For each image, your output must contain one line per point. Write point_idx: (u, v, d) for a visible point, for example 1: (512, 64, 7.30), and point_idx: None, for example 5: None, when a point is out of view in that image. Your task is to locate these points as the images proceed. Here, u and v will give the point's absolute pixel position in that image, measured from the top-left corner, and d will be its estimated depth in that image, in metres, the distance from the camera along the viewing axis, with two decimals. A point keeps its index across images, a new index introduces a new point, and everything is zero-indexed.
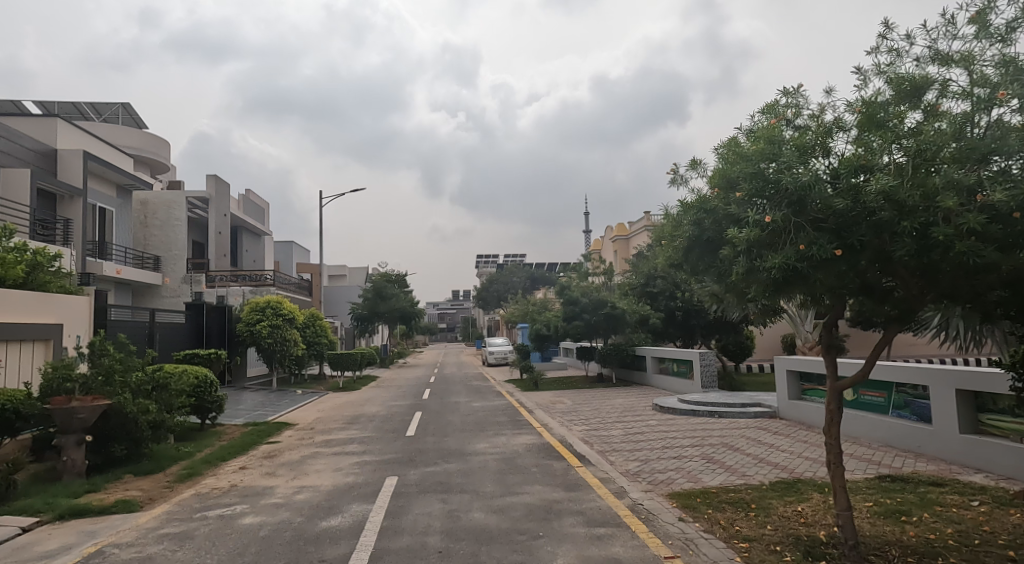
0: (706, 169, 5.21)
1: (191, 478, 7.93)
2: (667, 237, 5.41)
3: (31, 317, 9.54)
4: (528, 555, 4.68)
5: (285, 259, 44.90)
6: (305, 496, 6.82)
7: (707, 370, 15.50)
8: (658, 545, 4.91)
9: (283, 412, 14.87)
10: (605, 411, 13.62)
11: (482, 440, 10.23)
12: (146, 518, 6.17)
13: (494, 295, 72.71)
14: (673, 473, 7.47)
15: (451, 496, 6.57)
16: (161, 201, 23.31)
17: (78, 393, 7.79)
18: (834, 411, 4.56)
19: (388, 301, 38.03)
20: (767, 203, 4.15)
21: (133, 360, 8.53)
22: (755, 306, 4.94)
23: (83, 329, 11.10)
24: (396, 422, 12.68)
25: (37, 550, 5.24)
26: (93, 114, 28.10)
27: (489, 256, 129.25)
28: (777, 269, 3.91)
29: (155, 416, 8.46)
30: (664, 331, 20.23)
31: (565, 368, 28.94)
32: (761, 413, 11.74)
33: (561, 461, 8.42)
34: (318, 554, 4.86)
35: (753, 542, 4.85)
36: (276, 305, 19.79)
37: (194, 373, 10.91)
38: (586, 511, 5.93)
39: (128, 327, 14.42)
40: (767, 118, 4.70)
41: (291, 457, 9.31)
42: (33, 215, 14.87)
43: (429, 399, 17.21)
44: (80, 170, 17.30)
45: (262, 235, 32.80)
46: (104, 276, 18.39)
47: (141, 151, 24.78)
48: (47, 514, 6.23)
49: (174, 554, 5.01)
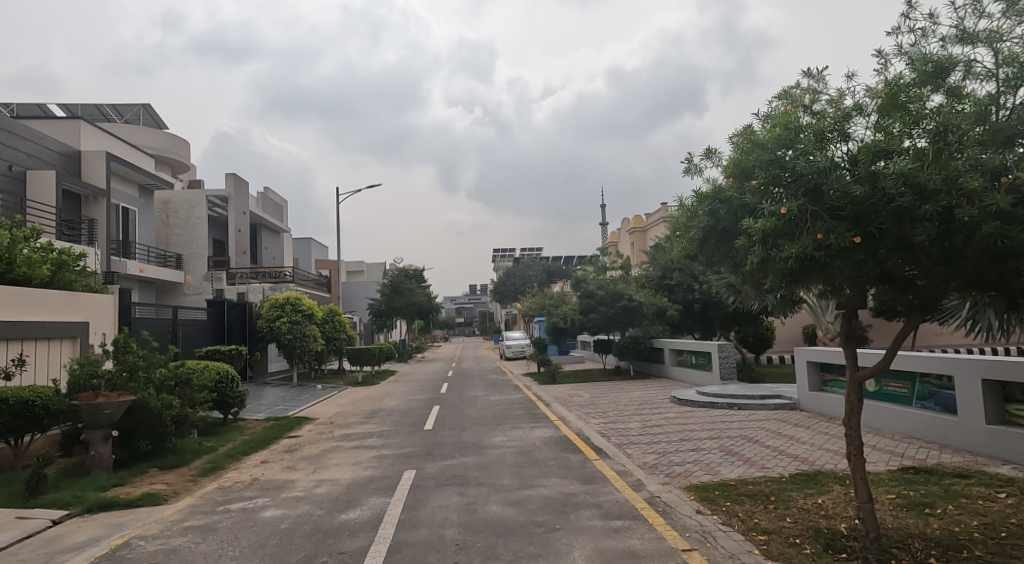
0: (720, 158, 5.15)
1: (214, 472, 8.10)
2: (682, 228, 5.34)
3: (56, 314, 9.75)
4: (545, 548, 4.68)
5: (305, 256, 45.52)
6: (325, 489, 6.91)
7: (726, 362, 15.30)
8: (675, 537, 4.88)
9: (305, 407, 15.07)
10: (624, 404, 13.59)
11: (499, 433, 10.26)
12: (171, 511, 6.30)
13: (511, 289, 73.28)
14: (691, 466, 7.42)
15: (469, 489, 6.61)
16: (182, 200, 23.61)
17: (103, 389, 8.01)
18: (852, 402, 4.47)
19: (405, 297, 38.34)
20: (785, 191, 4.13)
21: (156, 357, 8.73)
22: (773, 297, 4.87)
23: (108, 326, 11.36)
24: (413, 416, 12.79)
25: (66, 542, 5.37)
26: (114, 115, 28.69)
27: (507, 251, 129.27)
28: (793, 258, 3.83)
29: (178, 411, 8.62)
30: (682, 323, 20.16)
31: (582, 361, 29.25)
32: (781, 405, 11.59)
33: (578, 454, 8.40)
34: (337, 547, 4.90)
35: (772, 535, 4.79)
36: (294, 301, 20.12)
37: (215, 367, 11.10)
38: (602, 503, 5.92)
39: (151, 324, 14.72)
40: (784, 103, 4.61)
41: (311, 450, 9.44)
42: (60, 216, 15.41)
43: (447, 393, 17.29)
44: (103, 171, 17.60)
45: (280, 231, 33.23)
46: (127, 275, 18.78)
47: (162, 151, 25.23)
48: (77, 507, 6.40)
49: (198, 546, 5.10)
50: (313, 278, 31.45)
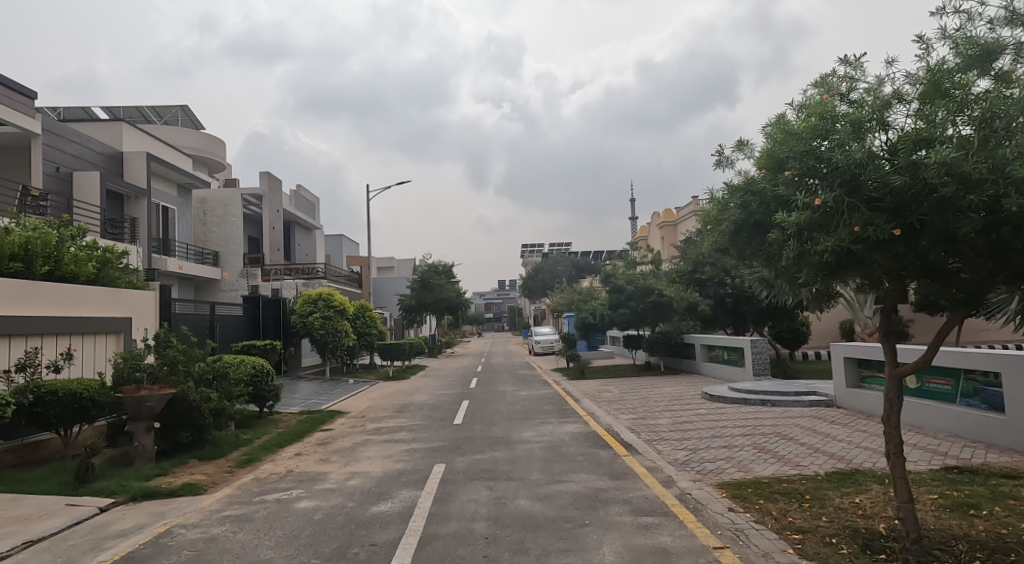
0: (752, 149, 5.04)
1: (251, 463, 8.31)
2: (713, 221, 5.25)
3: (100, 310, 10.11)
4: (574, 543, 4.67)
5: (336, 252, 46.28)
6: (356, 482, 7.03)
7: (759, 358, 15.06)
8: (707, 535, 4.82)
9: (337, 401, 15.34)
10: (654, 400, 13.48)
11: (528, 428, 10.28)
12: (210, 500, 6.49)
13: (540, 284, 73.30)
14: (722, 462, 7.31)
15: (498, 484, 6.64)
16: (218, 199, 24.20)
17: (146, 382, 8.29)
18: (892, 400, 4.34)
19: (435, 293, 38.67)
20: (819, 182, 4.03)
21: (195, 350, 8.94)
22: (808, 291, 4.75)
23: (150, 321, 11.73)
24: (443, 410, 12.91)
25: (112, 529, 5.58)
26: (154, 117, 29.56)
27: (536, 246, 129.24)
28: (828, 252, 3.73)
29: (217, 404, 8.87)
30: (714, 318, 19.85)
31: (612, 356, 29.10)
32: (816, 402, 11.34)
33: (607, 449, 8.36)
34: (369, 538, 4.99)
35: (807, 533, 4.70)
36: (327, 297, 20.48)
37: (251, 362, 11.37)
38: (632, 500, 5.88)
39: (190, 320, 15.16)
40: (819, 92, 4.48)
41: (343, 444, 9.61)
42: (104, 215, 15.98)
43: (476, 388, 17.40)
44: (143, 171, 18.17)
45: (313, 228, 33.82)
46: (167, 272, 19.34)
47: (198, 151, 25.88)
48: (122, 495, 6.64)
49: (236, 535, 5.25)
50: (345, 275, 31.94)
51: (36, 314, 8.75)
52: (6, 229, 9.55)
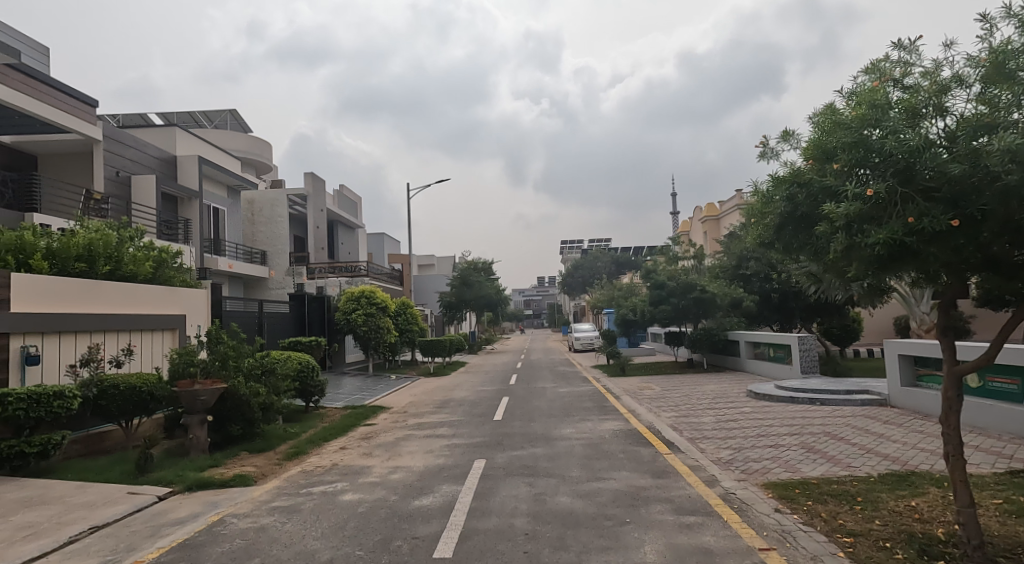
0: (799, 140, 4.88)
1: (298, 456, 8.56)
2: (757, 214, 5.10)
3: (156, 307, 10.56)
4: (615, 541, 4.64)
5: (378, 251, 47.10)
6: (399, 476, 7.15)
7: (807, 355, 14.58)
8: (752, 536, 4.71)
9: (380, 396, 15.62)
10: (697, 397, 13.24)
11: (568, 425, 10.25)
12: (260, 491, 6.72)
13: (579, 281, 72.98)
14: (768, 462, 7.13)
15: (538, 480, 6.64)
16: (265, 199, 24.93)
17: (199, 376, 8.62)
18: (950, 399, 4.15)
19: (474, 290, 38.94)
20: (870, 173, 3.88)
21: (245, 346, 9.22)
22: (859, 285, 4.58)
23: (202, 318, 12.19)
24: (483, 406, 13.00)
25: (170, 517, 5.83)
26: (205, 122, 30.66)
27: (575, 242, 128.65)
28: (880, 245, 3.57)
29: (265, 399, 9.16)
30: (759, 315, 19.36)
31: (653, 353, 28.74)
32: (869, 401, 10.93)
33: (649, 447, 8.27)
34: (411, 531, 5.06)
35: (859, 537, 4.54)
36: (369, 294, 20.85)
37: (297, 358, 11.69)
38: (674, 498, 5.80)
39: (239, 317, 15.69)
40: (871, 78, 4.31)
41: (386, 438, 9.79)
42: (159, 217, 16.69)
43: (516, 384, 17.44)
44: (195, 173, 18.88)
45: (355, 227, 34.51)
46: (218, 271, 20.05)
47: (246, 153, 26.70)
48: (178, 485, 6.93)
49: (284, 525, 5.41)
50: (387, 272, 32.44)
51: (98, 312, 9.21)
52: (71, 231, 10.07)
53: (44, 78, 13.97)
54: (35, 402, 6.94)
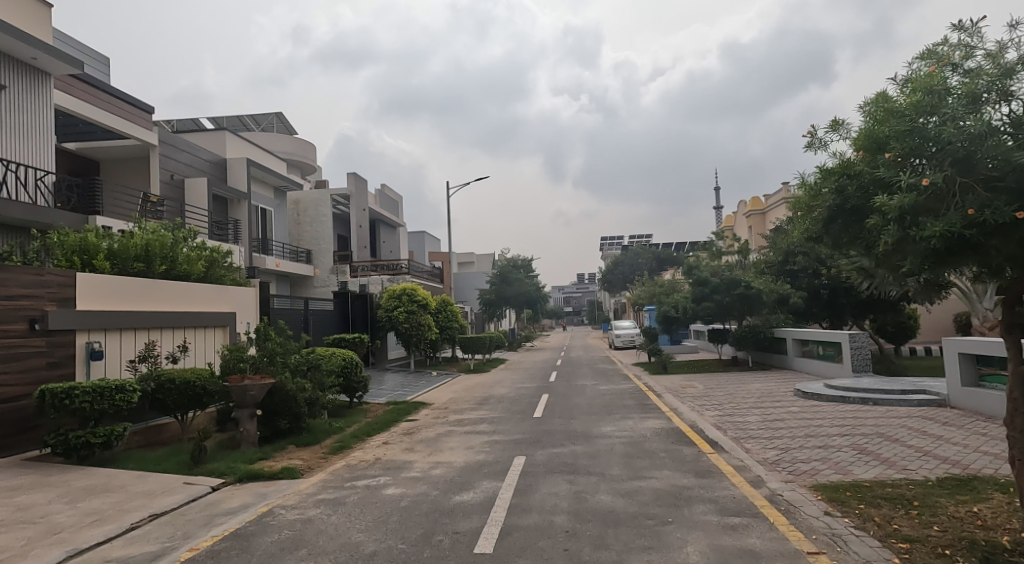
0: (849, 129, 4.70)
1: (342, 451, 8.76)
2: (804, 207, 4.94)
3: (208, 305, 10.96)
4: (657, 541, 4.58)
5: (419, 249, 47.69)
6: (440, 471, 7.23)
7: (859, 353, 14.03)
8: (800, 539, 4.58)
9: (421, 392, 15.83)
10: (742, 396, 12.93)
11: (609, 423, 10.17)
12: (306, 484, 6.90)
13: (620, 277, 72.28)
14: (817, 464, 6.91)
15: (578, 478, 6.61)
16: (311, 199, 25.55)
17: (248, 372, 8.92)
18: (1016, 400, 3.94)
19: (514, 287, 39.05)
20: (925, 163, 3.74)
21: (291, 343, 9.53)
22: (914, 281, 4.38)
23: (251, 316, 12.59)
24: (523, 403, 13.01)
25: (222, 507, 6.06)
26: (252, 125, 31.64)
27: (615, 239, 127.36)
28: (936, 238, 3.41)
29: (311, 394, 9.40)
30: (808, 312, 18.78)
31: (696, 351, 28.23)
32: (926, 401, 10.46)
33: (692, 447, 8.12)
34: (452, 526, 5.12)
35: (916, 543, 4.36)
36: (410, 292, 21.13)
37: (341, 354, 11.95)
38: (719, 499, 5.68)
39: (286, 314, 16.14)
40: (927, 64, 4.11)
41: (427, 434, 9.92)
42: (210, 218, 17.34)
43: (555, 381, 17.40)
44: (244, 176, 19.53)
45: (396, 226, 35.03)
46: (266, 269, 20.68)
47: (291, 155, 27.45)
48: (230, 476, 7.19)
49: (330, 517, 5.55)
50: (427, 270, 32.84)
51: (155, 310, 9.62)
52: (130, 232, 10.56)
53: (106, 88, 14.77)
54: (99, 395, 7.30)
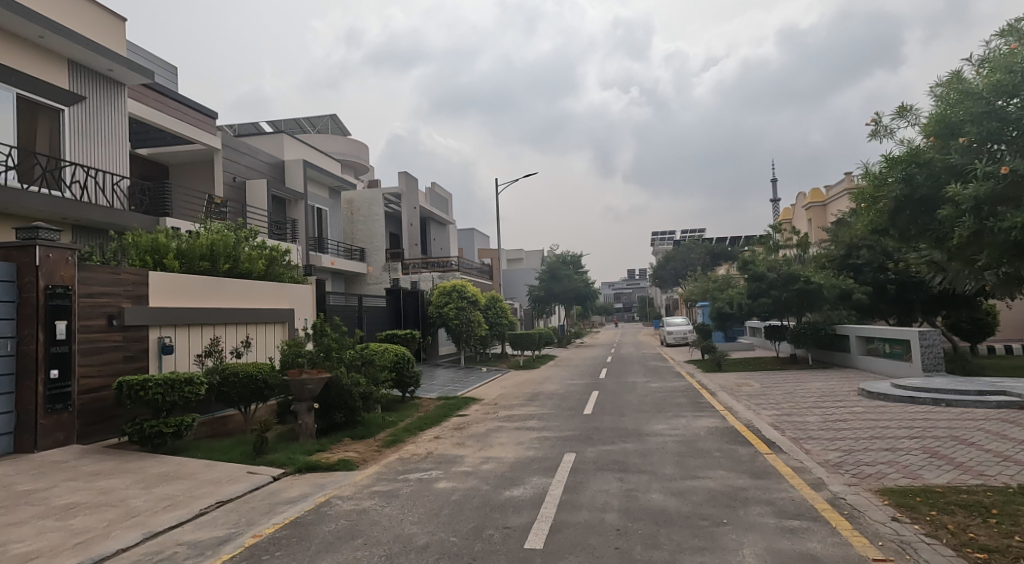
0: (917, 115, 4.46)
1: (395, 444, 8.95)
2: (868, 199, 4.72)
3: (268, 302, 11.40)
4: (710, 542, 4.48)
5: (468, 246, 48.11)
6: (490, 466, 7.30)
7: (930, 352, 13.29)
8: (865, 545, 4.38)
9: (471, 388, 15.98)
10: (801, 395, 12.47)
11: (660, 421, 10.00)
12: (361, 476, 7.10)
13: (671, 273, 70.89)
14: (883, 467, 6.59)
15: (629, 476, 6.54)
16: (364, 199, 26.16)
17: (306, 366, 9.24)
18: None
19: (564, 283, 38.94)
20: (1004, 149, 3.53)
21: (346, 338, 9.82)
22: (991, 274, 4.13)
23: (308, 312, 13.01)
24: (573, 400, 12.96)
25: (283, 496, 6.30)
26: (308, 127, 32.65)
27: (666, 234, 125.01)
28: (1017, 229, 3.20)
29: (365, 388, 9.67)
30: (873, 308, 17.95)
31: (752, 348, 27.42)
32: (1005, 403, 9.81)
33: (747, 447, 7.89)
34: (502, 521, 5.16)
35: (994, 554, 4.11)
36: (460, 289, 21.37)
37: (393, 350, 12.21)
38: (776, 501, 5.50)
39: (342, 311, 16.66)
40: (1006, 42, 3.86)
41: (477, 429, 10.02)
42: (269, 218, 18.01)
43: (605, 378, 17.24)
44: (301, 176, 20.18)
45: (446, 223, 35.44)
46: (322, 267, 21.32)
47: (345, 156, 28.19)
48: (290, 467, 7.47)
49: (384, 509, 5.69)
50: (477, 267, 33.10)
51: (220, 306, 10.07)
52: (196, 233, 11.08)
53: (175, 96, 15.60)
54: (170, 387, 7.71)
